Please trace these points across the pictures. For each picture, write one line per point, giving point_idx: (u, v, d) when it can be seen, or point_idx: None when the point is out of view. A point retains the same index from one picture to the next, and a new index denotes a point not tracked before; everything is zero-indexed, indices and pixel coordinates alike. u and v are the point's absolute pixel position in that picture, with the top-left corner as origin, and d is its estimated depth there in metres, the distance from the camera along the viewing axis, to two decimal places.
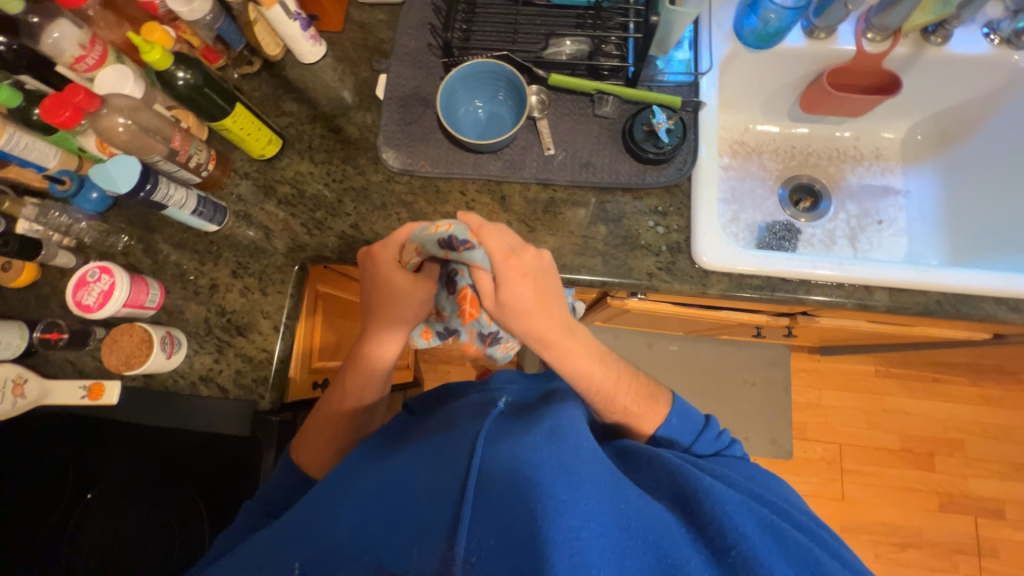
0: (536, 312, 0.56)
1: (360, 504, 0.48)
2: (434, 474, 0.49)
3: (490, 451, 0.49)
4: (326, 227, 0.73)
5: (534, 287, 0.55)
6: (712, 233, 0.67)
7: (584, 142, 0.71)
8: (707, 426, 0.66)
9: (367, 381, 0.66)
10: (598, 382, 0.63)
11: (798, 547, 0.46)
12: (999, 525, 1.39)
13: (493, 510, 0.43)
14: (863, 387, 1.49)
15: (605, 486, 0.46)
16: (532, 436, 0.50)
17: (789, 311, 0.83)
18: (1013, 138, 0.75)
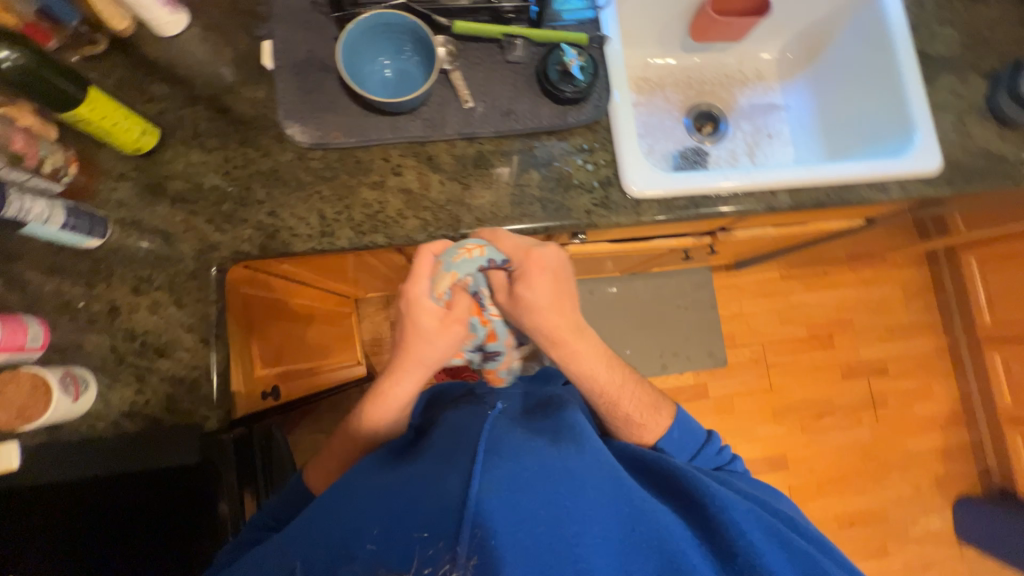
0: (549, 308, 0.62)
1: (351, 516, 0.47)
2: (425, 476, 0.48)
3: (495, 448, 0.48)
4: (239, 219, 0.65)
5: (550, 282, 0.62)
6: (637, 162, 0.71)
7: (502, 91, 0.70)
8: (709, 442, 0.72)
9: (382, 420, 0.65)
10: (603, 386, 0.67)
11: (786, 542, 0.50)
12: (886, 380, 1.69)
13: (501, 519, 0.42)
14: (773, 291, 1.70)
15: (614, 499, 0.47)
16: (539, 443, 0.50)
17: (711, 228, 0.91)
18: (859, 56, 0.86)
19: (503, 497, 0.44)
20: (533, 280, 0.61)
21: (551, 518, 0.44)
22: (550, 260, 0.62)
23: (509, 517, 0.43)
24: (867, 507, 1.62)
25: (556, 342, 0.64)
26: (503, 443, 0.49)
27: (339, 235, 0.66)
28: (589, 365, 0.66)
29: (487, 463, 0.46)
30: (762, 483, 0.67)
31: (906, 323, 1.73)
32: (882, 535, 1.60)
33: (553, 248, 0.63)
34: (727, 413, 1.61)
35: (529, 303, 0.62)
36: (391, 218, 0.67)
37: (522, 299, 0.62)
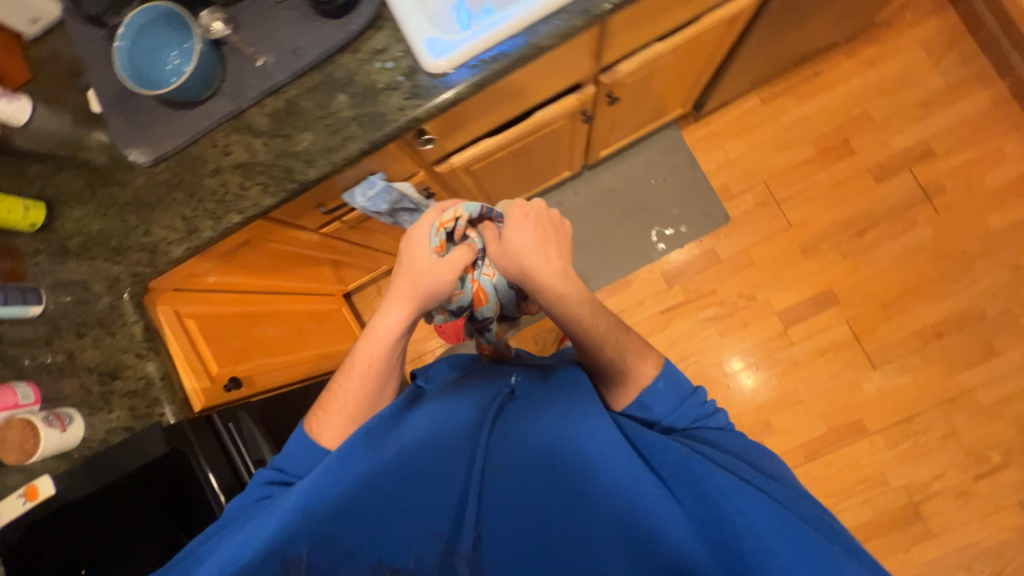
0: (534, 249, 0.72)
1: (378, 496, 0.57)
2: (444, 460, 0.60)
3: (504, 436, 0.63)
4: (126, 248, 0.74)
5: (534, 226, 0.74)
6: (427, 35, 0.66)
7: (284, 32, 0.70)
8: (693, 393, 0.74)
9: (377, 351, 0.73)
10: (599, 329, 0.74)
11: (775, 522, 0.49)
12: (935, 163, 1.40)
13: (507, 497, 0.58)
14: (758, 121, 1.48)
15: (609, 478, 0.55)
16: (544, 424, 0.62)
17: (591, 73, 0.86)
18: None
19: (507, 473, 0.59)
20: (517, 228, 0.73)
21: (543, 491, 0.57)
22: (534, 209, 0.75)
23: (515, 495, 0.58)
24: (953, 312, 1.38)
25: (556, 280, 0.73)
26: (511, 429, 0.63)
27: (203, 228, 0.72)
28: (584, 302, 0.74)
29: (499, 449, 0.61)
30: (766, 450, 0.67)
31: (940, 88, 1.41)
32: (983, 337, 1.36)
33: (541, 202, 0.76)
34: (748, 269, 1.46)
35: (512, 245, 0.73)
36: (238, 195, 0.71)
37: (510, 241, 0.72)
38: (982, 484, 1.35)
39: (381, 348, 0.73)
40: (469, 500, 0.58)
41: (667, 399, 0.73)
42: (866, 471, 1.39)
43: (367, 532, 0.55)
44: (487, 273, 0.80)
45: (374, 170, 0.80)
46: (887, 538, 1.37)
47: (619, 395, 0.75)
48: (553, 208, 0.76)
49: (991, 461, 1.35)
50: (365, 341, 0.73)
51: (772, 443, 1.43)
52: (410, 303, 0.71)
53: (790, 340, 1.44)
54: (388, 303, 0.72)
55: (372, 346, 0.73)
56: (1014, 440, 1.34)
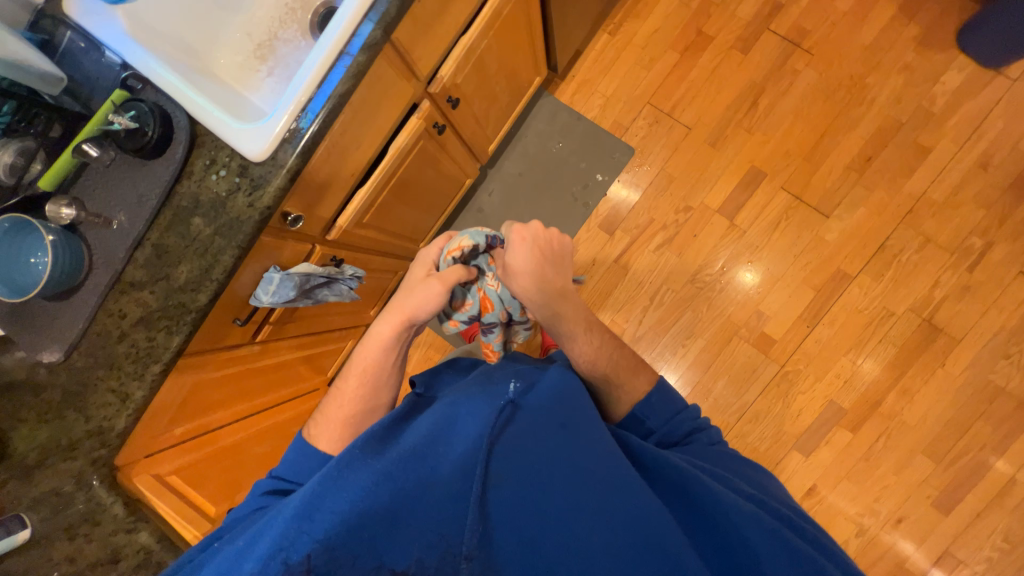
0: (534, 271, 0.87)
1: (388, 498, 0.55)
2: (456, 464, 0.59)
3: (509, 444, 0.62)
4: (78, 440, 0.77)
5: (530, 249, 0.87)
6: (243, 133, 0.70)
7: (124, 188, 0.74)
8: (686, 408, 0.86)
9: (373, 353, 0.83)
10: (584, 338, 0.88)
11: (757, 526, 0.59)
12: (787, 11, 1.43)
13: (509, 502, 0.58)
14: (616, 52, 1.52)
15: (616, 489, 0.60)
16: (552, 431, 0.64)
17: (417, 91, 0.90)
18: None
19: (508, 482, 0.59)
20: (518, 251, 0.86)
21: (544, 498, 0.58)
22: (530, 232, 0.88)
23: (518, 501, 0.58)
24: (872, 132, 1.39)
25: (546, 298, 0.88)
26: (516, 436, 0.63)
27: (133, 390, 0.75)
28: (571, 316, 0.89)
29: (505, 459, 0.60)
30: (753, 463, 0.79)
31: None
32: (910, 141, 1.37)
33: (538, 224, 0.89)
34: (673, 185, 1.48)
35: (515, 268, 0.87)
36: (149, 346, 0.74)
37: (512, 263, 0.86)
38: (978, 273, 1.34)
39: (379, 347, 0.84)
40: (471, 509, 0.57)
41: (659, 413, 0.85)
42: (869, 312, 1.39)
43: (369, 535, 0.53)
44: (492, 284, 0.95)
45: (266, 267, 0.83)
46: (919, 364, 1.36)
47: (613, 409, 0.87)
48: (551, 230, 0.88)
49: (975, 247, 1.34)
50: (365, 343, 0.85)
51: (772, 328, 1.43)
52: (404, 312, 0.84)
53: (742, 228, 1.45)
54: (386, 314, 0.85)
55: (372, 348, 0.84)
56: (986, 218, 1.34)
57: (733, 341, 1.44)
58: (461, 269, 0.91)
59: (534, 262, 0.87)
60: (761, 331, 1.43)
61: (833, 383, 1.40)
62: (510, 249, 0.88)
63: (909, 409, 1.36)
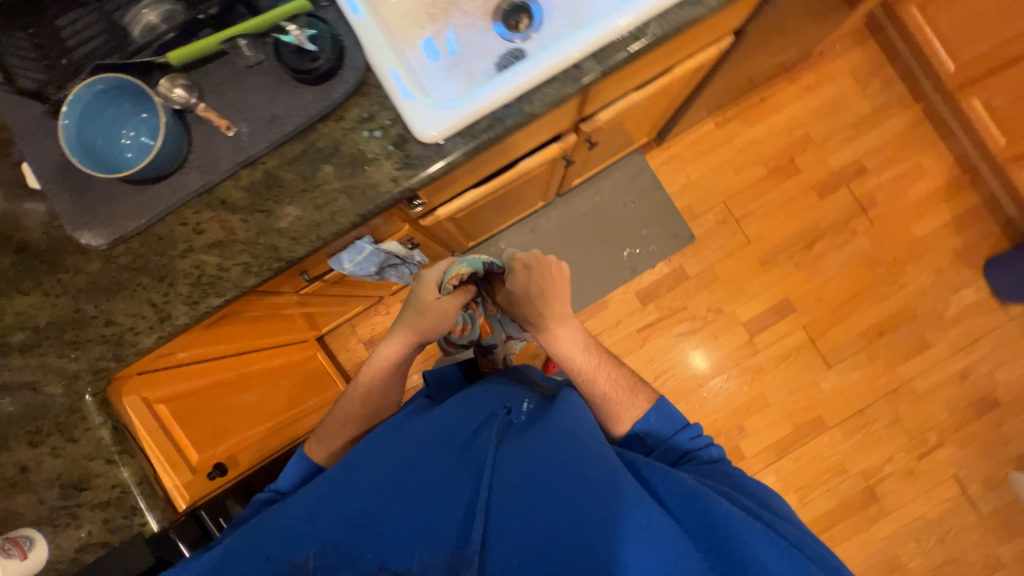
0: (532, 291, 0.92)
1: (391, 503, 0.64)
2: (456, 475, 0.67)
3: (506, 459, 0.68)
4: (85, 341, 0.66)
5: (530, 274, 0.93)
6: (420, 105, 0.64)
7: (258, 99, 0.65)
8: (685, 426, 0.83)
9: (381, 376, 0.87)
10: (583, 359, 0.90)
11: (762, 538, 0.56)
12: (867, 178, 1.56)
13: (508, 509, 0.62)
14: (715, 143, 1.57)
15: (615, 499, 0.59)
16: (548, 443, 0.69)
17: (571, 124, 0.87)
18: None
19: (509, 490, 0.64)
20: (516, 275, 0.93)
21: (544, 505, 0.61)
22: (527, 260, 0.95)
23: (516, 509, 0.62)
24: (890, 312, 1.54)
25: (541, 321, 0.92)
26: (514, 451, 0.69)
27: (177, 314, 0.66)
28: (568, 336, 0.91)
29: (497, 468, 0.67)
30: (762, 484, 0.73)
31: (868, 111, 1.56)
32: (916, 332, 1.53)
33: (532, 254, 0.96)
34: (714, 284, 1.55)
35: (515, 290, 0.93)
36: (216, 276, 0.66)
37: (513, 286, 0.93)
38: (923, 462, 1.52)
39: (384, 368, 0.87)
40: (474, 516, 0.62)
41: (662, 429, 0.82)
42: (828, 462, 1.52)
43: (371, 536, 0.61)
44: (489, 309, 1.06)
45: (360, 236, 0.76)
46: (849, 521, 1.51)
47: (616, 424, 0.85)
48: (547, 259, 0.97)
49: (929, 441, 1.52)
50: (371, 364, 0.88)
51: (745, 445, 1.53)
52: (413, 341, 0.87)
53: (756, 347, 1.54)
54: (394, 343, 0.87)
55: (375, 373, 0.87)
56: (946, 420, 1.52)
57: None
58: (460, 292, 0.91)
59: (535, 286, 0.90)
60: (736, 444, 1.53)
61: None
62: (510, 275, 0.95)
63: None
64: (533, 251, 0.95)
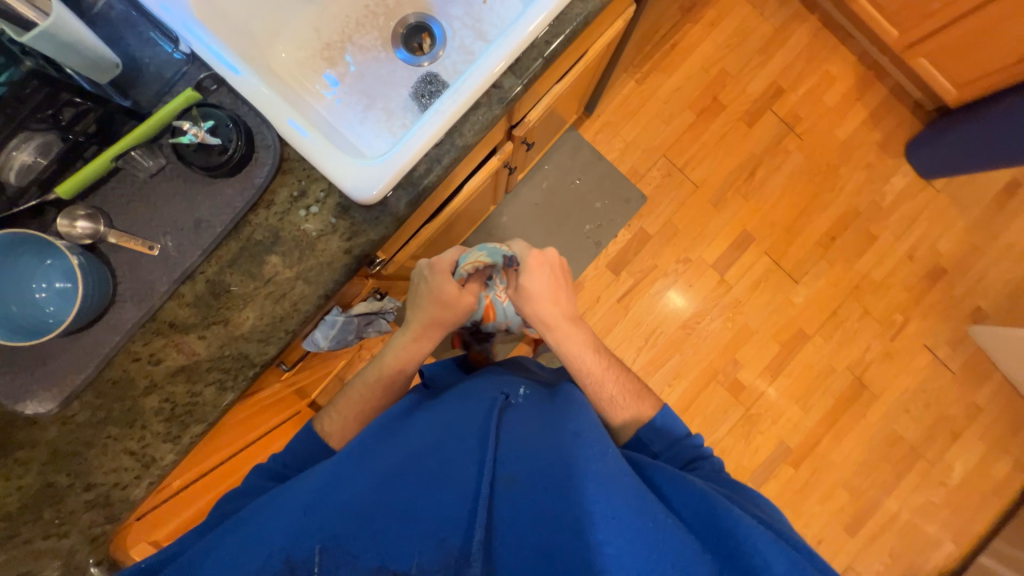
0: (545, 293, 0.89)
1: (394, 491, 0.56)
2: (458, 465, 0.60)
3: (510, 451, 0.62)
4: (70, 512, 0.61)
5: (545, 274, 0.89)
6: (350, 168, 0.60)
7: (174, 208, 0.60)
8: (690, 438, 0.83)
9: (405, 362, 0.83)
10: (588, 362, 0.88)
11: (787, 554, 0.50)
12: (787, 96, 1.61)
13: (517, 512, 0.55)
14: (641, 100, 1.58)
15: (626, 493, 0.53)
16: (554, 438, 0.64)
17: (503, 134, 0.85)
18: None
19: (513, 483, 0.58)
20: (533, 275, 0.88)
21: (547, 505, 0.55)
22: (545, 259, 0.90)
23: (526, 510, 0.55)
24: (837, 216, 1.63)
25: (553, 324, 0.89)
26: (517, 439, 0.64)
27: (161, 454, 0.61)
28: (578, 339, 0.90)
29: (508, 459, 0.61)
30: (763, 500, 0.71)
31: (772, 31, 1.61)
32: (863, 228, 1.64)
33: (550, 253, 0.91)
34: (676, 236, 1.59)
35: (528, 289, 0.88)
36: (190, 402, 0.61)
37: (527, 285, 0.88)
38: (896, 342, 1.65)
39: (406, 359, 0.83)
40: (478, 510, 0.54)
41: (664, 437, 0.83)
42: (818, 367, 1.63)
43: (371, 530, 0.51)
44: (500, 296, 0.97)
45: (329, 309, 0.73)
46: (848, 413, 1.63)
47: (618, 433, 0.86)
48: (564, 260, 0.93)
49: (897, 321, 1.65)
50: (396, 352, 0.83)
51: (743, 375, 1.61)
52: (441, 329, 0.83)
53: (729, 284, 1.60)
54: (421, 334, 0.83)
55: (400, 361, 0.83)
56: (907, 299, 1.65)
57: (710, 384, 1.60)
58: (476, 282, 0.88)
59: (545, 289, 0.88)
60: (734, 377, 1.61)
61: (784, 425, 1.62)
62: (527, 271, 0.89)
63: (836, 450, 1.63)
64: (553, 250, 0.90)
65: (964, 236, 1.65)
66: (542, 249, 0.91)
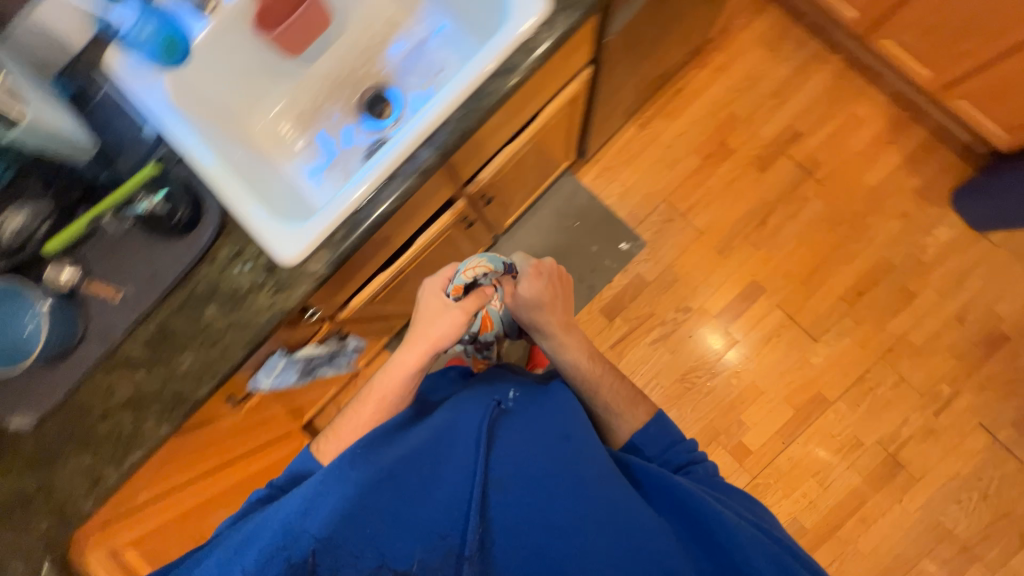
0: (542, 301, 0.90)
1: (388, 498, 0.60)
2: (448, 471, 0.64)
3: (502, 459, 0.67)
4: (32, 517, 0.70)
5: (541, 283, 0.90)
6: (278, 232, 0.68)
7: (136, 262, 0.70)
8: (679, 440, 0.85)
9: (397, 376, 0.80)
10: (584, 370, 0.90)
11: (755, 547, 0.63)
12: (805, 140, 1.51)
13: (512, 513, 0.62)
14: (642, 145, 1.56)
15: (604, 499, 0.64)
16: (545, 450, 0.69)
17: (452, 192, 0.90)
18: None
19: (501, 493, 0.64)
20: (530, 284, 0.90)
21: (541, 513, 0.62)
22: (540, 268, 0.92)
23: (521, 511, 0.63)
24: (866, 269, 1.47)
25: (549, 332, 0.91)
26: (506, 448, 0.68)
27: (106, 473, 0.70)
28: (573, 348, 0.91)
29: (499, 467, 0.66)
30: (750, 498, 0.78)
31: (788, 74, 1.53)
32: (898, 284, 1.46)
33: (546, 261, 0.94)
34: (676, 284, 1.52)
35: (523, 299, 0.90)
36: (134, 430, 0.70)
37: (523, 295, 0.90)
38: (942, 418, 1.42)
39: (401, 375, 0.80)
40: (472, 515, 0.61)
41: (655, 445, 0.85)
42: (840, 438, 1.45)
43: (370, 532, 0.58)
44: (494, 306, 1.01)
45: (272, 352, 0.80)
46: (880, 496, 1.42)
47: (614, 436, 0.87)
48: (560, 268, 0.95)
49: (943, 393, 1.43)
50: (386, 370, 0.81)
51: (749, 439, 1.47)
52: (431, 341, 0.81)
53: (735, 338, 1.50)
54: (412, 344, 0.81)
55: (391, 377, 0.80)
56: (956, 368, 1.43)
57: (711, 446, 1.47)
58: (474, 303, 0.83)
59: (542, 298, 0.90)
60: (738, 441, 1.47)
61: (799, 501, 1.44)
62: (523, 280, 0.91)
63: (864, 539, 1.41)
64: (549, 259, 0.93)
65: None
66: (539, 258, 0.93)
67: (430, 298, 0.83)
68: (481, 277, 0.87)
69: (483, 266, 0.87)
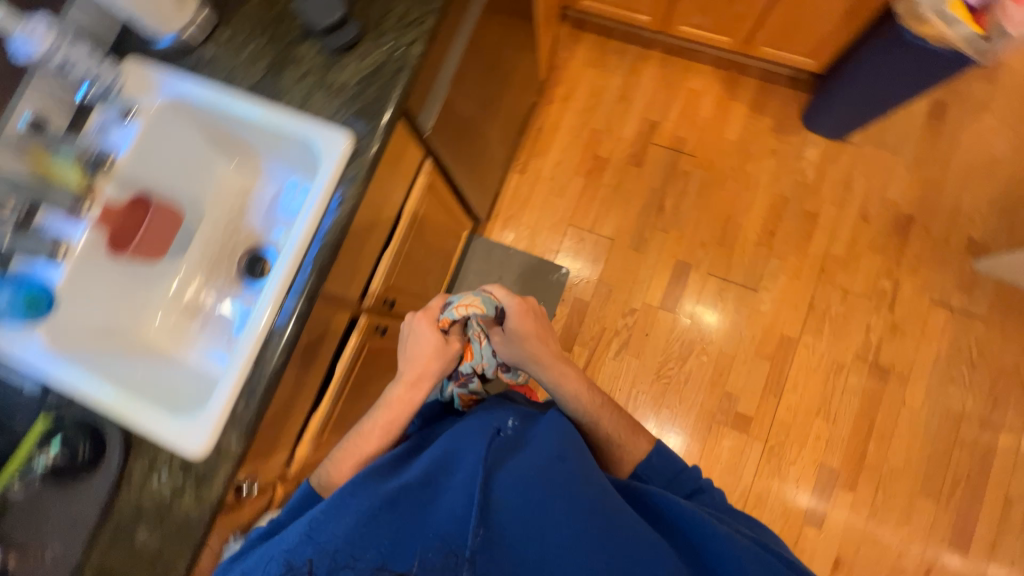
0: (533, 337, 0.87)
1: (389, 524, 0.63)
2: (451, 490, 0.66)
3: (505, 479, 0.65)
4: None
5: (528, 320, 0.87)
6: (178, 431, 0.69)
7: (53, 518, 0.69)
8: (686, 470, 0.83)
9: (400, 411, 0.84)
10: (584, 404, 0.86)
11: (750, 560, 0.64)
12: (663, 126, 1.65)
13: (512, 530, 0.62)
14: (529, 187, 1.67)
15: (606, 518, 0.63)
16: (548, 472, 0.66)
17: (350, 315, 0.93)
18: (242, 126, 0.83)
19: (504, 509, 0.63)
20: (520, 320, 0.86)
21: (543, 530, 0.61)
22: (526, 306, 0.88)
23: (522, 527, 0.62)
24: (766, 210, 1.57)
25: (544, 366, 0.87)
26: (509, 469, 0.66)
27: None
28: (572, 381, 0.87)
29: (503, 485, 0.65)
30: (751, 520, 0.78)
31: (623, 80, 1.70)
32: (800, 211, 1.55)
33: (530, 300, 0.92)
34: (613, 293, 1.58)
35: (514, 335, 0.86)
36: None
37: (512, 331, 0.86)
38: (898, 311, 1.47)
39: (395, 414, 0.84)
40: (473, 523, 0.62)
41: (663, 475, 0.82)
42: (823, 369, 1.46)
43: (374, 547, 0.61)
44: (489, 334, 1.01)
45: (228, 543, 0.80)
46: (884, 406, 1.43)
47: (618, 466, 0.84)
48: (541, 307, 0.93)
49: (887, 288, 1.48)
50: (387, 404, 0.85)
51: (744, 407, 1.47)
52: (428, 375, 0.86)
53: (686, 318, 1.54)
54: (410, 381, 0.86)
55: (394, 410, 0.84)
56: (885, 262, 1.50)
57: (713, 428, 1.47)
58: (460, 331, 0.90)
59: (532, 334, 0.87)
60: (735, 412, 1.47)
61: (816, 446, 1.43)
62: (511, 316, 0.87)
63: (890, 454, 1.40)
64: (535, 301, 0.91)
65: (915, 175, 1.53)
66: (525, 295, 0.89)
67: (421, 334, 0.88)
68: (467, 317, 0.87)
69: (472, 305, 0.85)
